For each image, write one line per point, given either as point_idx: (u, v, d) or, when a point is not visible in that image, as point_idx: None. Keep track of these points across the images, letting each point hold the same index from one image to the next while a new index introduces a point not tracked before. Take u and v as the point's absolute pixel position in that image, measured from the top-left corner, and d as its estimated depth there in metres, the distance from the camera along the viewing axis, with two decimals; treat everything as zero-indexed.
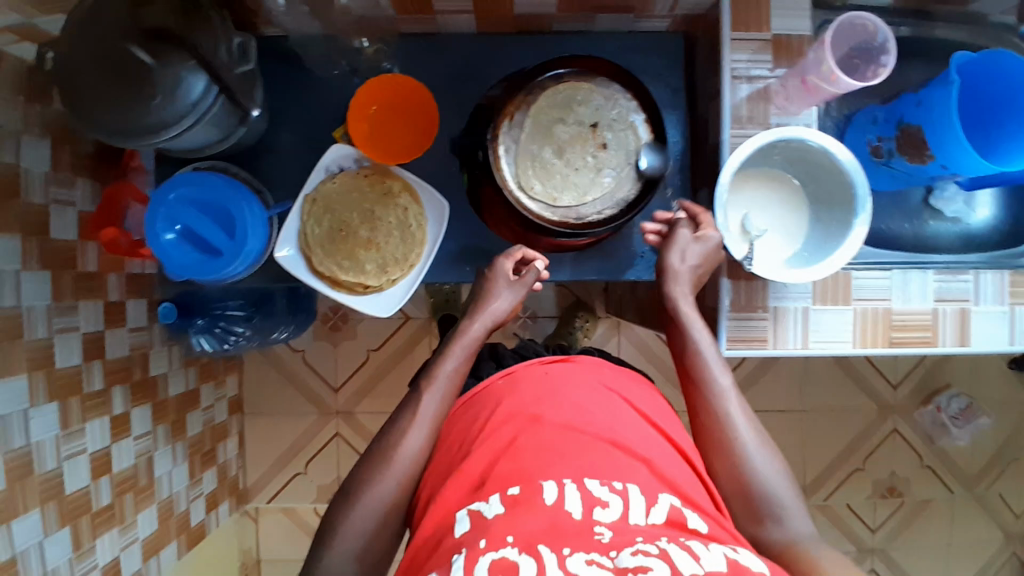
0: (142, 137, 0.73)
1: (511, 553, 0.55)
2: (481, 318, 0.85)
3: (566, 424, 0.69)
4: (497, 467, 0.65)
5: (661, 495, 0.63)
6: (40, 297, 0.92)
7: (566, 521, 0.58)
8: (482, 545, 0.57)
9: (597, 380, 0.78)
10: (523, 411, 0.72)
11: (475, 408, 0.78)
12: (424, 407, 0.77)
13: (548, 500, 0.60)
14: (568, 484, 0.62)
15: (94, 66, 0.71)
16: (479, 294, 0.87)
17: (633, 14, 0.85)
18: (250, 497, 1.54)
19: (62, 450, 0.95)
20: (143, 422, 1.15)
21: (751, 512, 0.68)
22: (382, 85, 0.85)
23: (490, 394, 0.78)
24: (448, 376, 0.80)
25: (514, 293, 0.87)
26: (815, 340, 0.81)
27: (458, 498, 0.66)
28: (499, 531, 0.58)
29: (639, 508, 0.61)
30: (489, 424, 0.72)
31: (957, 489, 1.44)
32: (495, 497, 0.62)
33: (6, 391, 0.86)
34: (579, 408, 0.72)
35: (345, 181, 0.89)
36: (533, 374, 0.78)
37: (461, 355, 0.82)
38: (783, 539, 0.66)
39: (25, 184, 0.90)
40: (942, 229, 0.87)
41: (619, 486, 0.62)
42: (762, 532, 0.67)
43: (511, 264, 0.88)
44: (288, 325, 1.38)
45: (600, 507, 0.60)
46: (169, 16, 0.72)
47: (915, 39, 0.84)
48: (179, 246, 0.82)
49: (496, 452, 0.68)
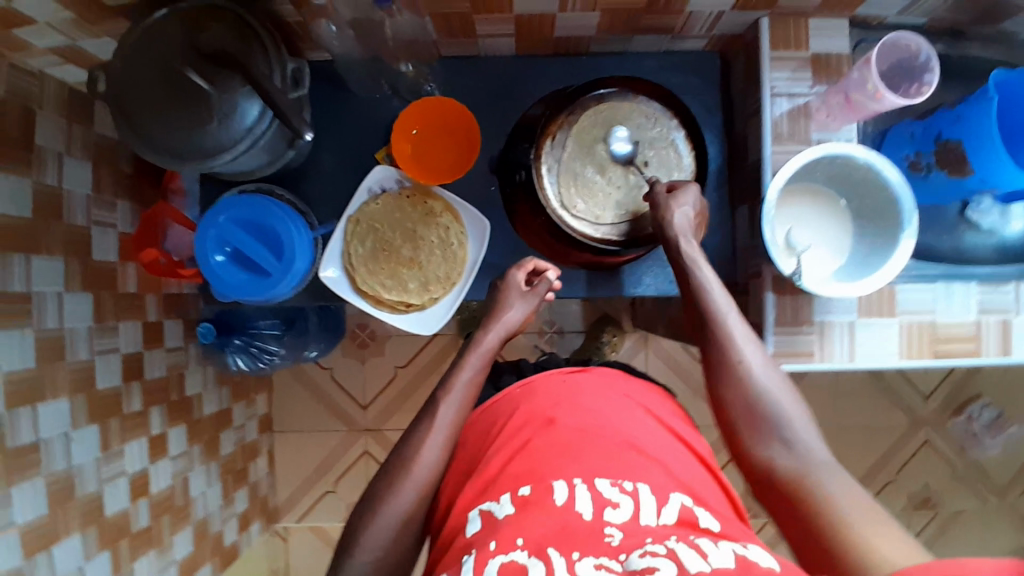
0: (197, 160, 0.75)
1: (521, 556, 0.56)
2: (496, 327, 0.87)
3: (579, 428, 0.72)
4: (511, 468, 0.68)
5: (673, 496, 0.64)
6: (83, 319, 0.93)
7: (576, 522, 0.60)
8: (492, 547, 0.59)
9: (613, 390, 0.80)
10: (538, 415, 0.75)
11: (491, 415, 0.81)
12: (441, 415, 0.78)
13: (558, 501, 0.62)
14: (579, 484, 0.64)
15: (153, 90, 0.73)
16: (494, 304, 0.89)
17: (671, 34, 0.87)
18: (280, 516, 1.54)
19: (102, 473, 0.95)
20: (179, 442, 1.15)
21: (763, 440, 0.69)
22: (425, 108, 0.87)
23: (507, 401, 0.81)
24: (464, 385, 0.81)
25: (527, 305, 0.89)
26: (861, 354, 0.82)
27: (472, 497, 0.69)
28: (509, 533, 0.60)
29: (650, 509, 0.62)
30: (508, 429, 0.75)
31: (991, 499, 1.43)
32: (507, 498, 0.65)
33: (49, 415, 0.86)
34: (594, 413, 0.75)
35: (389, 202, 0.90)
36: (551, 382, 0.81)
37: (476, 364, 0.84)
38: (791, 458, 0.67)
39: (68, 207, 0.91)
40: (979, 241, 0.86)
41: (629, 487, 0.64)
42: (775, 458, 0.68)
43: (524, 275, 0.90)
44: (318, 343, 1.40)
45: (610, 508, 0.62)
46: (226, 39, 0.74)
47: (952, 55, 0.86)
48: (229, 268, 0.83)
49: (510, 453, 0.71)
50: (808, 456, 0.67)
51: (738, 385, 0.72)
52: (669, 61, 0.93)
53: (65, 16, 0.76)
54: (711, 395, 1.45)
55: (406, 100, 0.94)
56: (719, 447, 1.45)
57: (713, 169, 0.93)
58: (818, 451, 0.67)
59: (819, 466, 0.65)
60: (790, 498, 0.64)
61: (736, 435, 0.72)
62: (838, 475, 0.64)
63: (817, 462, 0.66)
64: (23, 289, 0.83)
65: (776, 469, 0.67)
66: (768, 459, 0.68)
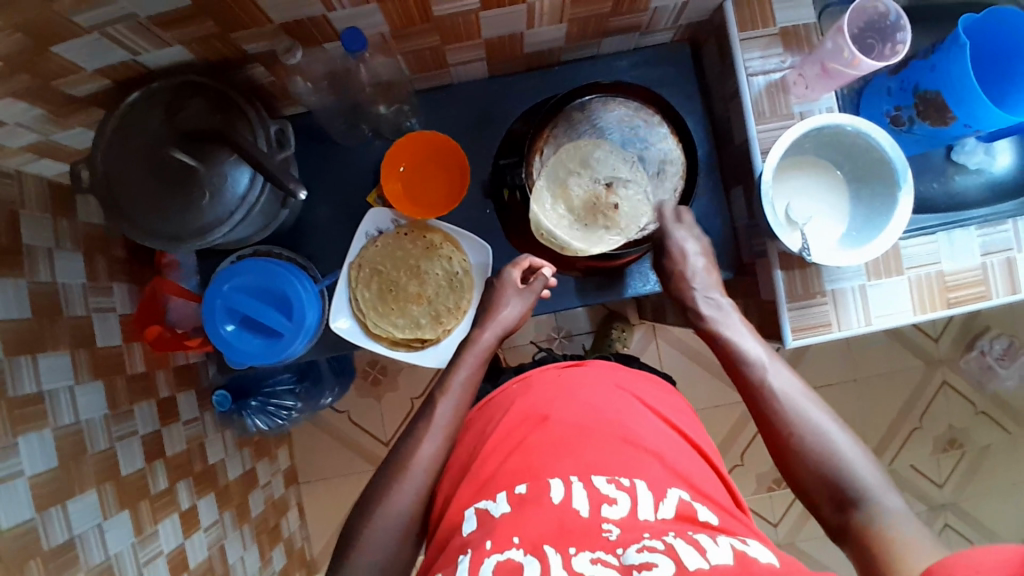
0: (195, 239, 0.74)
1: (517, 555, 0.58)
2: (492, 326, 0.87)
3: (575, 424, 0.73)
4: (508, 467, 0.69)
5: (670, 491, 0.66)
6: (96, 408, 0.92)
7: (573, 519, 0.62)
8: (488, 546, 0.60)
9: (609, 382, 0.80)
10: (533, 412, 0.76)
11: (488, 413, 0.81)
12: (439, 414, 0.80)
13: (555, 498, 0.64)
14: (575, 481, 0.66)
15: (144, 180, 0.73)
16: (489, 302, 0.88)
17: (639, 31, 0.88)
18: (319, 566, 1.53)
19: (140, 557, 0.94)
20: (210, 512, 1.14)
21: (835, 499, 0.67)
22: (409, 144, 0.88)
23: (505, 397, 0.81)
24: (462, 385, 0.83)
25: (523, 301, 0.88)
26: (877, 314, 0.83)
27: (469, 495, 0.70)
28: (505, 531, 0.61)
29: (647, 505, 0.64)
30: (505, 429, 0.75)
31: (1016, 429, 1.45)
32: (503, 497, 0.66)
33: (80, 510, 0.85)
34: (591, 407, 0.75)
35: (387, 242, 0.90)
36: (546, 377, 0.81)
37: (473, 363, 0.85)
38: (866, 515, 0.64)
39: (66, 299, 0.90)
40: (969, 182, 0.88)
41: (626, 483, 0.66)
42: (851, 516, 0.65)
43: (519, 273, 0.89)
44: (332, 389, 1.39)
45: (607, 504, 0.63)
46: (211, 117, 0.74)
47: (915, 8, 0.87)
48: (241, 335, 0.83)
49: (506, 451, 0.72)
50: (878, 504, 0.64)
51: (797, 445, 0.71)
52: (640, 57, 0.94)
53: (36, 112, 0.75)
54: (727, 374, 1.45)
55: (388, 138, 0.93)
56: (743, 423, 1.46)
57: (702, 156, 0.94)
58: (891, 501, 0.65)
59: (892, 514, 0.63)
60: (863, 549, 0.62)
61: (806, 494, 0.70)
62: (912, 524, 0.61)
63: (891, 512, 0.63)
64: (34, 390, 0.82)
65: (851, 524, 0.65)
66: (844, 520, 0.66)
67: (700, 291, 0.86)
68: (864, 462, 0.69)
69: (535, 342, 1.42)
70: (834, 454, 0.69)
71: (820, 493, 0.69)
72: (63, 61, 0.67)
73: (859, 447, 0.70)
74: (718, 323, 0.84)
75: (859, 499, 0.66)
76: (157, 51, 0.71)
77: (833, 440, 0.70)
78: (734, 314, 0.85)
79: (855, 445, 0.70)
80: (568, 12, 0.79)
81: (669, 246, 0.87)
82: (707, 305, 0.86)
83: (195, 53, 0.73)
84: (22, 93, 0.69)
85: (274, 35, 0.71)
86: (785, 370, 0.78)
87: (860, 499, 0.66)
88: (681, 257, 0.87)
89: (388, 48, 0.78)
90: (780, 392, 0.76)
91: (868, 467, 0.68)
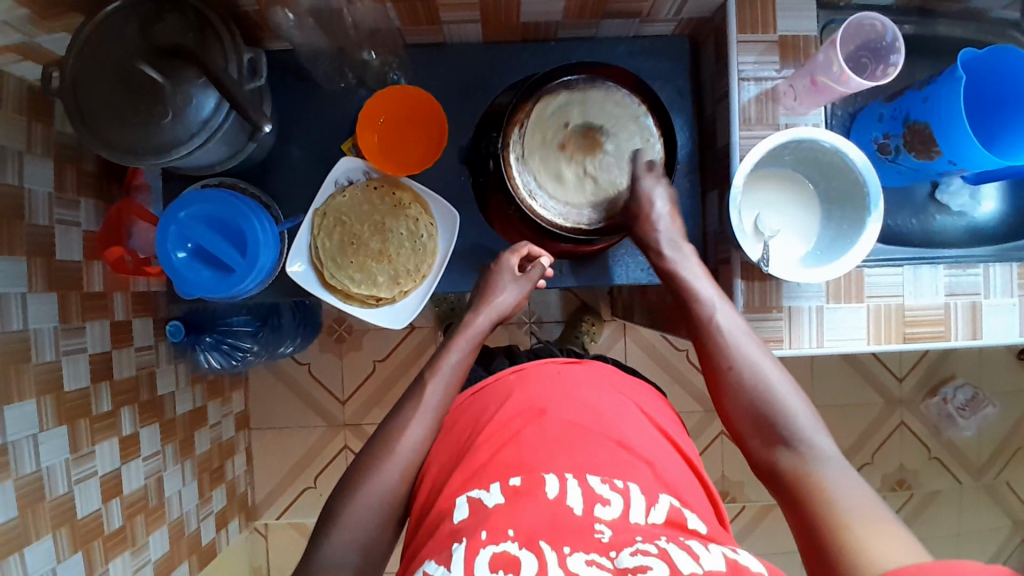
0: (153, 156, 0.73)
1: (512, 547, 0.58)
2: (487, 311, 0.87)
3: (570, 421, 0.72)
4: (499, 458, 0.67)
5: (662, 497, 0.65)
6: (48, 319, 0.91)
7: (566, 516, 0.61)
8: (482, 537, 0.59)
9: (605, 384, 0.79)
10: (530, 406, 0.74)
11: (478, 402, 0.79)
12: (429, 396, 0.80)
13: (549, 494, 0.63)
14: (570, 478, 0.65)
15: (110, 94, 0.72)
16: (485, 286, 0.89)
17: (639, 19, 0.86)
18: (260, 514, 1.53)
19: (73, 475, 0.93)
20: (152, 442, 1.13)
21: (766, 436, 0.71)
22: (391, 97, 0.86)
23: (499, 386, 0.79)
24: (452, 368, 0.83)
25: (519, 289, 0.88)
26: (831, 338, 0.82)
27: (458, 484, 0.68)
28: (500, 523, 0.60)
29: (639, 508, 0.63)
30: (496, 418, 0.73)
31: (966, 479, 1.45)
32: (496, 487, 0.65)
33: (16, 417, 0.85)
34: (588, 407, 0.74)
35: (355, 194, 0.89)
36: (544, 372, 0.79)
37: (463, 348, 0.85)
38: (793, 462, 0.68)
39: (30, 207, 0.89)
40: (948, 223, 0.87)
41: (620, 484, 0.65)
42: (778, 459, 0.70)
43: (517, 260, 0.88)
44: (293, 339, 1.39)
45: (600, 504, 0.62)
46: (184, 34, 0.72)
47: (919, 37, 0.85)
48: (191, 265, 0.81)
49: (497, 445, 0.70)
50: (808, 448, 0.68)
51: (738, 386, 0.74)
52: (638, 46, 0.92)
53: (18, 11, 0.73)
54: (689, 383, 1.45)
55: (373, 90, 0.92)
56: (697, 433, 1.46)
57: (684, 156, 0.93)
58: (821, 443, 0.69)
59: (821, 458, 0.67)
60: (792, 490, 0.67)
61: (741, 434, 0.74)
62: (842, 471, 0.66)
63: (820, 457, 0.67)
64: None
65: (780, 466, 0.69)
66: (772, 457, 0.70)
67: (666, 240, 0.84)
68: (794, 393, 0.73)
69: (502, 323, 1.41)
70: (769, 388, 0.73)
71: (757, 431, 0.72)
72: None
73: (793, 387, 0.74)
74: (679, 265, 0.82)
75: (791, 439, 0.70)
76: None
77: (768, 376, 0.74)
78: (694, 258, 0.83)
79: (785, 377, 0.74)
80: None
81: (637, 194, 0.84)
82: (670, 248, 0.84)
83: None
84: None
85: None
86: (732, 310, 0.78)
87: (792, 439, 0.70)
88: (649, 205, 0.83)
89: None
90: (726, 331, 0.77)
91: (801, 405, 0.72)
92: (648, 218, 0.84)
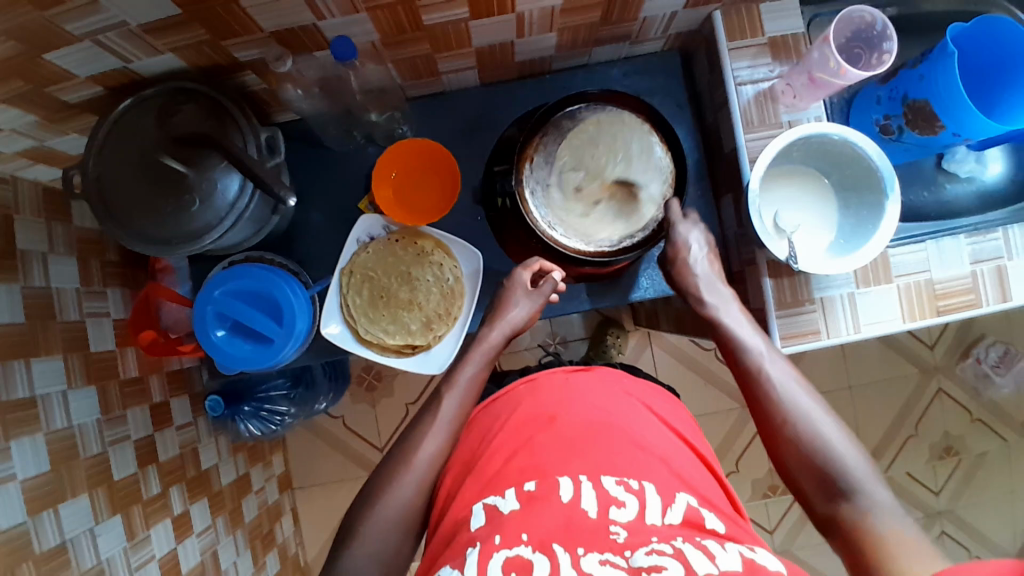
0: (184, 244, 0.74)
1: (525, 551, 0.58)
2: (499, 326, 0.87)
3: (584, 425, 0.73)
4: (516, 463, 0.69)
5: (678, 496, 0.66)
6: (89, 412, 0.92)
7: (581, 519, 0.62)
8: (496, 540, 0.60)
9: (616, 387, 0.79)
10: (541, 413, 0.75)
11: (494, 413, 0.80)
12: (444, 409, 0.79)
13: (564, 497, 0.64)
14: (584, 481, 0.65)
15: (138, 187, 0.74)
16: (499, 303, 0.89)
17: (630, 40, 0.89)
18: (314, 572, 1.53)
19: (132, 562, 0.93)
20: (203, 517, 1.13)
21: (824, 489, 0.71)
22: (400, 152, 0.89)
23: (511, 397, 0.80)
24: (468, 382, 0.83)
25: (532, 303, 0.88)
26: (866, 322, 0.83)
27: (474, 492, 0.69)
28: (513, 528, 0.61)
29: (655, 509, 0.63)
30: (512, 429, 0.74)
31: (1011, 437, 1.45)
32: (511, 493, 0.66)
33: (71, 514, 0.85)
34: (603, 412, 0.75)
35: (378, 248, 0.91)
36: (554, 381, 0.79)
37: (479, 361, 0.85)
38: (856, 514, 0.68)
39: (60, 304, 0.90)
40: (959, 191, 0.88)
41: (635, 485, 0.65)
42: (841, 513, 0.69)
43: (530, 275, 0.89)
44: (327, 395, 1.41)
45: (615, 506, 0.63)
46: (199, 121, 0.75)
47: (904, 18, 0.87)
48: (231, 340, 0.83)
49: (512, 452, 0.71)
50: (868, 500, 0.68)
51: (792, 440, 0.74)
52: (631, 66, 0.95)
53: (30, 119, 0.74)
54: (724, 381, 1.45)
55: (381, 146, 0.95)
56: (737, 429, 1.46)
57: (692, 164, 0.95)
58: (879, 495, 0.69)
59: (881, 510, 0.67)
60: (852, 545, 0.67)
61: (795, 484, 0.74)
62: (903, 522, 0.65)
63: (880, 510, 0.67)
64: (26, 394, 0.82)
65: (840, 519, 0.69)
66: (833, 510, 0.70)
67: (702, 281, 0.85)
68: (848, 443, 0.73)
69: (530, 349, 1.42)
70: (823, 442, 0.73)
71: (811, 482, 0.72)
72: (57, 67, 0.67)
73: (843, 433, 0.74)
74: (719, 311, 0.83)
75: (850, 491, 0.69)
76: (148, 58, 0.71)
77: (823, 432, 0.73)
78: (735, 302, 0.84)
79: (840, 430, 0.74)
80: (558, 22, 0.79)
81: (673, 237, 0.86)
82: (709, 291, 0.85)
83: (187, 59, 0.74)
84: (16, 100, 0.70)
85: (264, 42, 0.72)
86: (782, 361, 0.79)
87: (851, 492, 0.69)
88: (684, 248, 0.86)
89: (379, 56, 0.79)
90: (778, 383, 0.77)
91: (854, 453, 0.72)
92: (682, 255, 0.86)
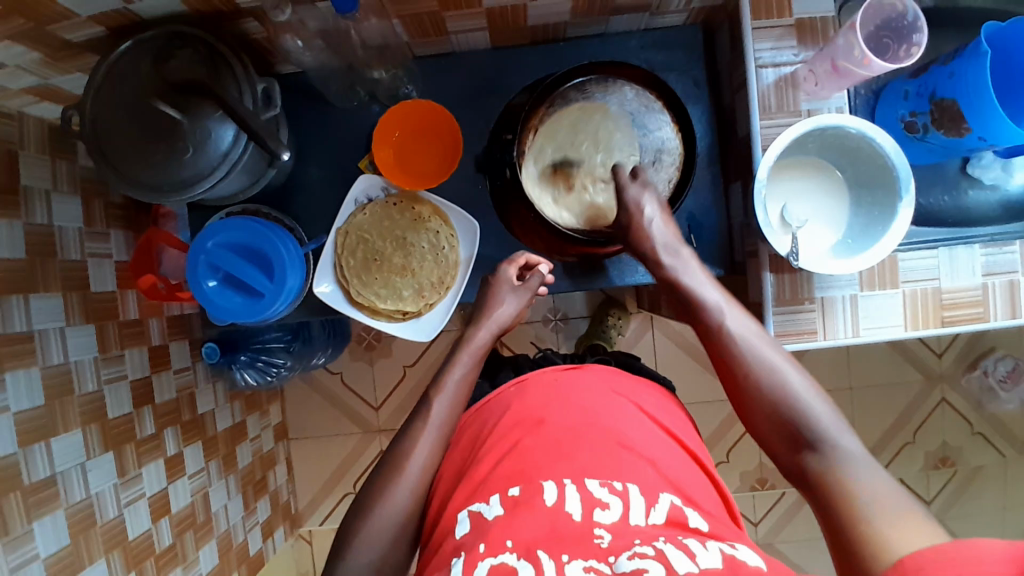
0: (179, 193, 0.74)
1: (511, 558, 0.58)
2: (487, 325, 0.87)
3: (569, 428, 0.71)
4: (500, 469, 0.68)
5: (662, 496, 0.65)
6: (87, 350, 0.93)
7: (565, 523, 0.61)
8: (481, 549, 0.60)
9: (603, 386, 0.78)
10: (528, 416, 0.74)
11: (482, 415, 0.80)
12: (435, 412, 0.79)
13: (547, 501, 0.63)
14: (568, 484, 0.64)
15: (133, 135, 0.73)
16: (484, 302, 0.89)
17: (650, 11, 0.85)
18: (304, 521, 1.56)
19: (122, 498, 0.96)
20: (196, 459, 1.15)
21: (792, 442, 0.70)
22: (404, 112, 0.87)
23: (500, 399, 0.79)
24: (455, 386, 0.82)
25: (519, 298, 0.89)
26: (866, 327, 0.81)
27: (462, 499, 0.68)
28: (498, 534, 0.61)
29: (639, 510, 0.63)
30: (498, 430, 0.74)
31: (1010, 452, 1.42)
32: (496, 498, 0.65)
33: (63, 448, 0.87)
34: (587, 412, 0.73)
35: (375, 210, 0.90)
36: (543, 381, 0.79)
37: (468, 362, 0.85)
38: (820, 465, 0.67)
39: (61, 243, 0.90)
40: (981, 198, 0.84)
41: (619, 487, 0.64)
42: (807, 463, 0.68)
43: (515, 270, 0.90)
44: (324, 350, 1.40)
45: (599, 509, 0.62)
46: (197, 68, 0.74)
47: (940, 8, 0.83)
48: (222, 292, 0.83)
49: (498, 456, 0.70)
50: (835, 448, 0.67)
51: (755, 393, 0.73)
52: (650, 39, 0.92)
53: (33, 56, 0.73)
54: None
55: (385, 105, 0.93)
56: (732, 418, 1.44)
57: (702, 147, 0.92)
58: (846, 442, 0.67)
59: (845, 456, 0.66)
60: (820, 496, 0.65)
61: (765, 440, 0.73)
62: (869, 468, 0.64)
63: (849, 457, 0.66)
64: (24, 329, 0.83)
65: (808, 470, 0.68)
66: (801, 461, 0.69)
67: (660, 245, 0.83)
68: (815, 395, 0.71)
69: (529, 323, 1.41)
70: (788, 392, 0.71)
71: (778, 434, 0.71)
72: (58, 6, 0.66)
73: (810, 385, 0.72)
74: (679, 273, 0.81)
75: (814, 440, 0.68)
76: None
77: (787, 379, 0.72)
78: (694, 262, 0.83)
79: (806, 382, 0.72)
80: None
81: (624, 201, 0.84)
82: (668, 254, 0.83)
83: (189, 4, 0.72)
84: (17, 37, 0.68)
85: None
86: (743, 313, 0.77)
87: (816, 441, 0.68)
88: (638, 210, 0.83)
89: (384, 12, 0.77)
90: (740, 336, 0.75)
91: (822, 404, 0.70)
92: (639, 226, 0.83)
